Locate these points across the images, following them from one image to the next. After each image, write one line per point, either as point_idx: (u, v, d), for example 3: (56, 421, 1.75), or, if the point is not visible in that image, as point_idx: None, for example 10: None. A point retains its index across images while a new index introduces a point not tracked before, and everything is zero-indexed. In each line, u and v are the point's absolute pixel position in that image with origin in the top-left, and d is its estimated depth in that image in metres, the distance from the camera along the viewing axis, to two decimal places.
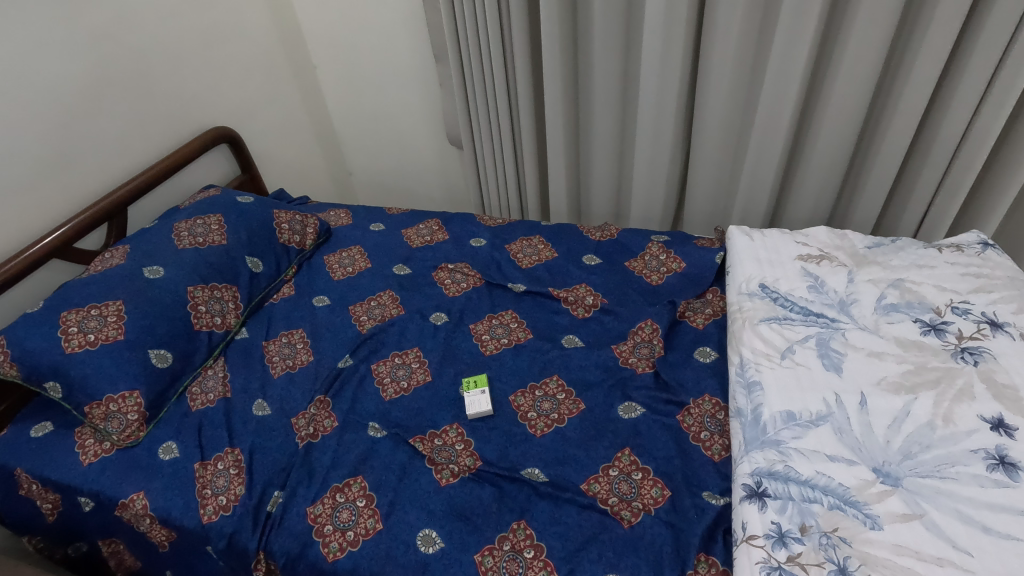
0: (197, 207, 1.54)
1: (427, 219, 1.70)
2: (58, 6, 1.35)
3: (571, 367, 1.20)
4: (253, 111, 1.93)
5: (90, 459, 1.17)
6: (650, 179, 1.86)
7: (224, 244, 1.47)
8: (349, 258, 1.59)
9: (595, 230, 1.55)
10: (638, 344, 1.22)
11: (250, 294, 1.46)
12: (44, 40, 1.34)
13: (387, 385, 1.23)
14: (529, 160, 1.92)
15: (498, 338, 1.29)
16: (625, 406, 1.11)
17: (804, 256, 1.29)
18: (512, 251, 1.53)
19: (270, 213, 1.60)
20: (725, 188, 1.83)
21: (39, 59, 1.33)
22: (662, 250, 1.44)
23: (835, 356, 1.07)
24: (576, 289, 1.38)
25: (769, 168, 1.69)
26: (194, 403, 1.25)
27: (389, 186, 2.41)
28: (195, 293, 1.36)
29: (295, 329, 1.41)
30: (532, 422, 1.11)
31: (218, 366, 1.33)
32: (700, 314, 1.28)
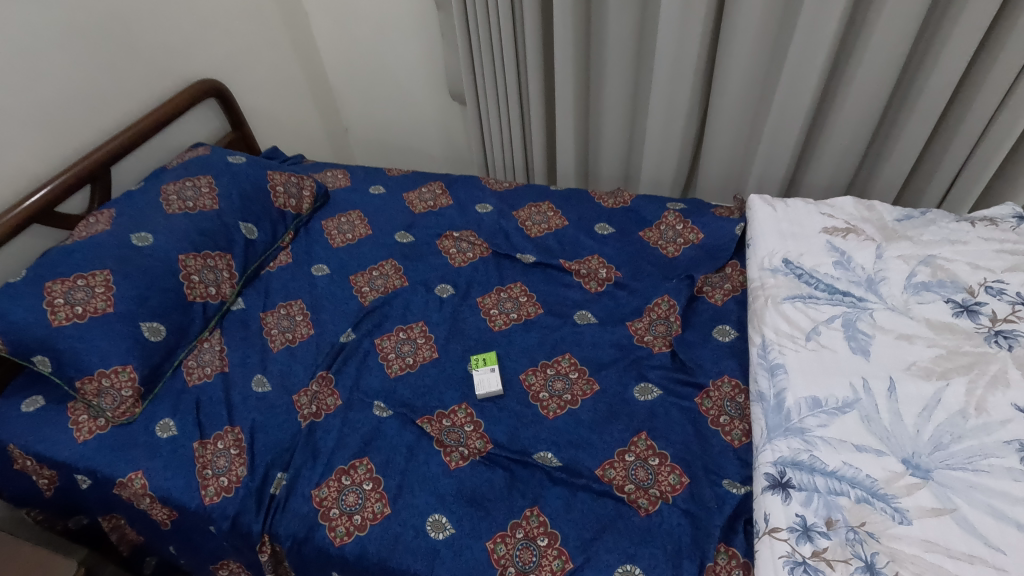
0: (187, 168, 1.45)
1: (429, 182, 1.61)
2: None
3: (584, 345, 1.15)
4: (242, 63, 1.80)
5: (84, 436, 1.13)
6: (664, 141, 1.76)
7: (216, 209, 1.39)
8: (349, 224, 1.52)
9: (608, 196, 1.47)
10: (655, 321, 1.17)
11: (245, 262, 1.39)
12: None
13: (392, 361, 1.18)
14: (537, 118, 1.82)
15: (507, 313, 1.23)
16: (641, 387, 1.07)
17: (830, 229, 1.23)
18: (520, 218, 1.46)
19: (265, 175, 1.51)
20: (742, 151, 1.75)
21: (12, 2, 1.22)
22: (678, 220, 1.37)
23: (862, 338, 1.02)
24: (589, 262, 1.31)
25: (792, 131, 1.59)
26: (190, 378, 1.21)
27: (386, 143, 2.30)
28: (187, 262, 1.29)
29: (294, 300, 1.35)
30: (544, 404, 1.07)
31: (214, 338, 1.28)
32: (719, 289, 1.21)
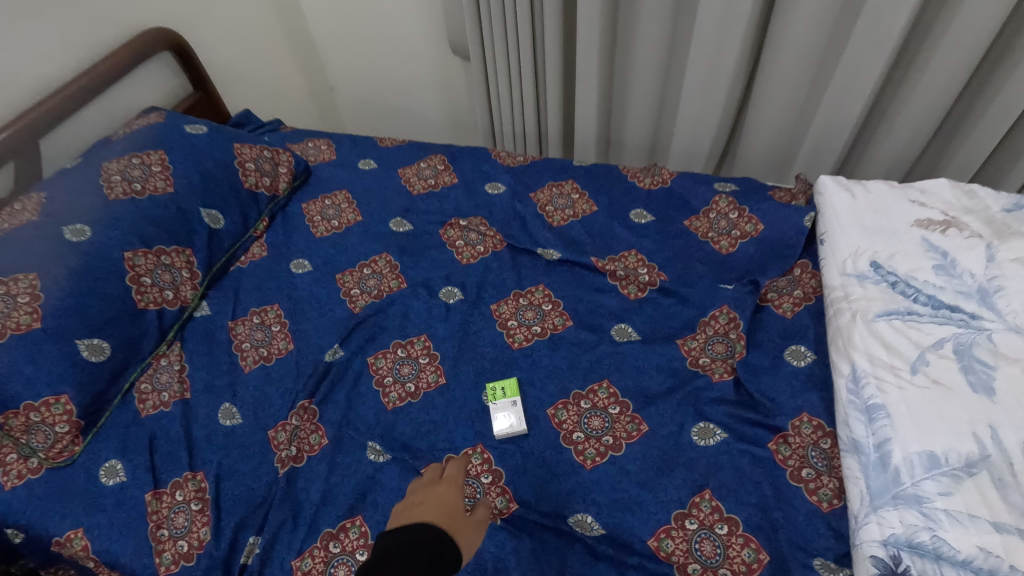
0: (134, 139, 1.18)
1: (429, 155, 1.36)
2: None
3: (625, 369, 0.93)
4: (203, 9, 1.51)
5: (14, 483, 0.88)
6: (702, 108, 1.50)
7: (170, 191, 1.13)
8: (334, 208, 1.28)
9: (644, 175, 1.23)
10: (711, 339, 0.95)
11: (209, 258, 1.15)
12: None
13: (389, 388, 0.97)
14: (553, 78, 1.55)
15: (528, 325, 1.01)
16: (700, 429, 0.86)
17: (924, 222, 0.99)
18: (539, 201, 1.22)
19: (230, 147, 1.24)
20: (795, 119, 1.49)
21: None
22: (733, 207, 1.13)
23: (983, 372, 0.80)
24: (625, 259, 1.09)
25: (859, 96, 1.33)
26: (143, 407, 0.99)
27: (377, 104, 2.01)
28: (135, 261, 1.05)
29: (270, 304, 1.12)
30: (579, 448, 0.86)
31: (173, 354, 1.06)
32: (788, 298, 0.99)
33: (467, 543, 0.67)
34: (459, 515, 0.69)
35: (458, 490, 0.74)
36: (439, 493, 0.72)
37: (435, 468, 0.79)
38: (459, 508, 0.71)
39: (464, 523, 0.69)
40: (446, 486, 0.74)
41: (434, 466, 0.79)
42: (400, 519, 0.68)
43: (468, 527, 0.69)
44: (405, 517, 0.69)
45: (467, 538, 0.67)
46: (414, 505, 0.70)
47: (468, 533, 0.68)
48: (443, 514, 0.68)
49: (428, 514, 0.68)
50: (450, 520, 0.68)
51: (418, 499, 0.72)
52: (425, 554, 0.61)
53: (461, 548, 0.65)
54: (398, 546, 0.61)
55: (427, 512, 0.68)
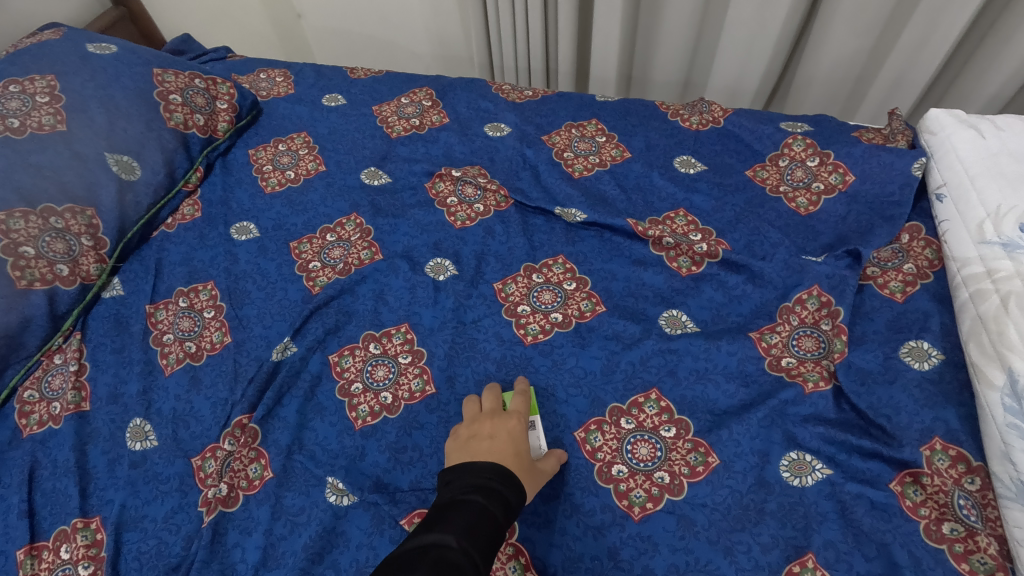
0: (15, 60, 0.89)
1: (413, 89, 1.07)
2: None
3: (681, 374, 0.68)
4: None
5: None
6: (753, 34, 1.20)
7: (65, 131, 0.84)
8: (290, 155, 0.99)
9: (689, 112, 0.96)
10: (797, 332, 0.70)
11: (122, 221, 0.87)
12: None
13: (358, 399, 0.72)
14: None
15: (545, 312, 0.76)
16: (790, 461, 0.61)
17: None
18: (555, 146, 0.94)
19: (147, 75, 0.94)
20: (871, 44, 1.19)
21: None
22: (813, 153, 0.86)
23: None
24: (670, 222, 0.83)
25: (962, 12, 1.03)
26: (24, 425, 0.73)
27: (353, 33, 1.68)
28: (11, 224, 0.76)
29: (203, 283, 0.85)
30: (621, 490, 0.62)
31: (69, 349, 0.79)
32: (898, 276, 0.74)
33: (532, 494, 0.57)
34: (528, 460, 0.58)
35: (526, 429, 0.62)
36: (509, 429, 0.61)
37: (494, 395, 0.67)
38: (528, 451, 0.60)
39: (534, 471, 0.58)
40: (513, 421, 0.62)
41: (491, 393, 0.67)
42: (465, 455, 0.58)
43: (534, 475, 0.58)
44: (467, 453, 0.58)
45: (533, 487, 0.57)
46: (478, 440, 0.60)
47: (535, 481, 0.58)
48: (511, 458, 0.57)
49: (494, 455, 0.57)
50: (518, 466, 0.57)
51: (484, 432, 0.61)
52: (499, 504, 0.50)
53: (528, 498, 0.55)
54: (467, 493, 0.50)
55: (494, 452, 0.57)
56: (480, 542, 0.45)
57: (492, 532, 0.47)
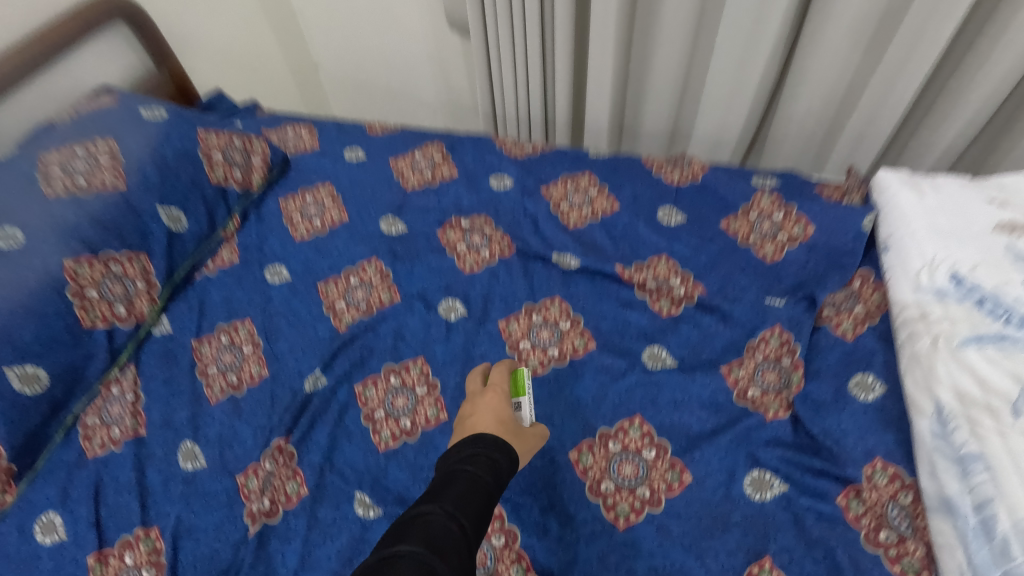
0: (78, 125, 1.01)
1: (425, 144, 1.20)
2: None
3: (661, 404, 0.79)
4: None
5: None
6: (731, 91, 1.34)
7: (123, 189, 0.96)
8: (316, 205, 1.11)
9: (670, 167, 1.08)
10: (760, 366, 0.81)
11: (169, 265, 0.99)
12: None
13: (380, 424, 0.83)
14: (563, 56, 1.38)
15: (543, 349, 0.87)
16: (753, 479, 0.72)
17: (1008, 226, 0.84)
18: (552, 198, 1.06)
19: (194, 134, 1.06)
20: (838, 99, 1.32)
21: None
22: (778, 207, 0.98)
23: None
24: (654, 267, 0.95)
25: (916, 73, 1.17)
26: (88, 447, 0.83)
27: (366, 83, 1.83)
28: (78, 271, 0.89)
29: (241, 321, 0.96)
30: (609, 503, 0.72)
31: (126, 381, 0.90)
32: (849, 316, 0.85)
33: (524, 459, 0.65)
34: (512, 425, 0.67)
35: (507, 401, 0.70)
36: (488, 402, 0.69)
37: (477, 378, 0.77)
38: (511, 417, 0.68)
39: (519, 432, 0.67)
40: (492, 397, 0.70)
41: (476, 377, 0.77)
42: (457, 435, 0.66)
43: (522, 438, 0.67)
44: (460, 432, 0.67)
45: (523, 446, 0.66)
46: (465, 419, 0.68)
47: (523, 440, 0.67)
48: (496, 426, 0.65)
49: (479, 426, 0.65)
50: (504, 432, 0.65)
51: (468, 413, 0.69)
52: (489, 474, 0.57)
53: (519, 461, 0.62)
54: (458, 464, 0.57)
55: (478, 425, 0.65)
56: (467, 507, 0.52)
57: (481, 498, 0.54)
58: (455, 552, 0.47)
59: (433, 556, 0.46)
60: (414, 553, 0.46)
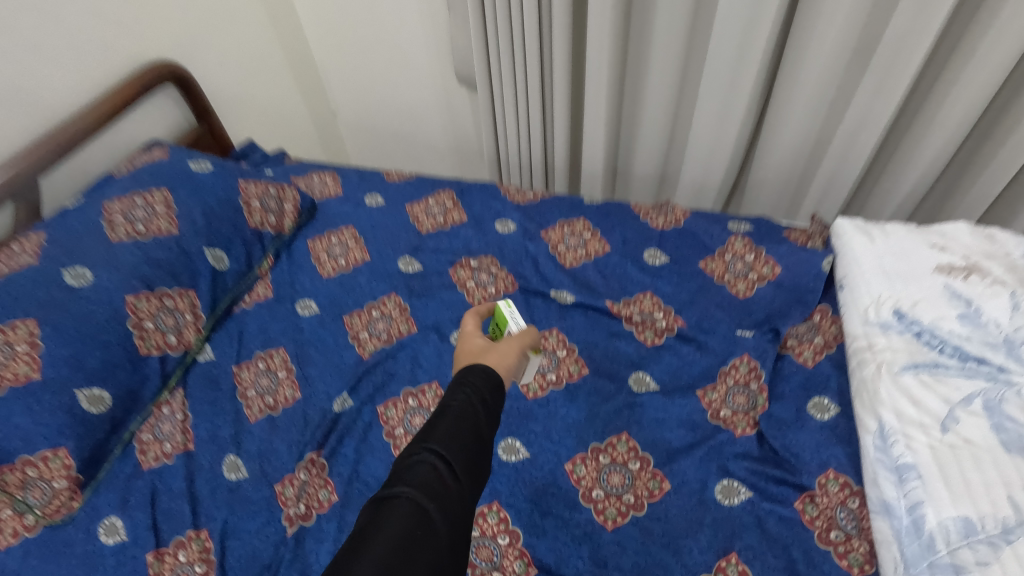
0: (136, 177, 1.16)
1: (438, 191, 1.34)
2: None
3: (645, 422, 0.91)
4: (207, 40, 1.49)
5: (8, 540, 0.84)
6: (712, 142, 1.49)
7: (175, 233, 1.10)
8: (341, 246, 1.25)
9: (655, 213, 1.22)
10: (732, 390, 0.93)
11: (212, 300, 1.12)
12: None
13: (400, 440, 0.95)
14: (561, 111, 1.54)
15: (543, 375, 0.99)
16: (723, 486, 0.84)
17: (946, 268, 0.97)
18: (551, 240, 1.20)
19: (235, 184, 1.21)
20: (809, 149, 1.47)
21: None
22: (749, 249, 1.12)
23: (1014, 431, 0.78)
24: (640, 302, 1.08)
25: (874, 129, 1.33)
26: (143, 460, 0.95)
27: (381, 130, 1.99)
28: (138, 305, 1.02)
29: (275, 349, 1.09)
30: (599, 508, 0.83)
31: (175, 402, 1.02)
32: (809, 346, 0.97)
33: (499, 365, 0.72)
34: (476, 344, 0.76)
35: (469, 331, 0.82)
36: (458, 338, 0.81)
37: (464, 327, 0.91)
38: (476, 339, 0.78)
39: (485, 346, 0.75)
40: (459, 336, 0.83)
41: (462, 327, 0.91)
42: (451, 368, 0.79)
43: (500, 351, 0.74)
44: None
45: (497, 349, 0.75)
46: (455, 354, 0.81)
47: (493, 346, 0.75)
48: (464, 353, 0.75)
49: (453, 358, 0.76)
50: (465, 355, 0.74)
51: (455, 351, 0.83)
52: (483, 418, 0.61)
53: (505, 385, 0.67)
54: (448, 399, 0.61)
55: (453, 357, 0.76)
56: (456, 446, 0.56)
57: (468, 430, 0.58)
58: (447, 494, 0.53)
59: (426, 499, 0.51)
60: (409, 495, 0.51)
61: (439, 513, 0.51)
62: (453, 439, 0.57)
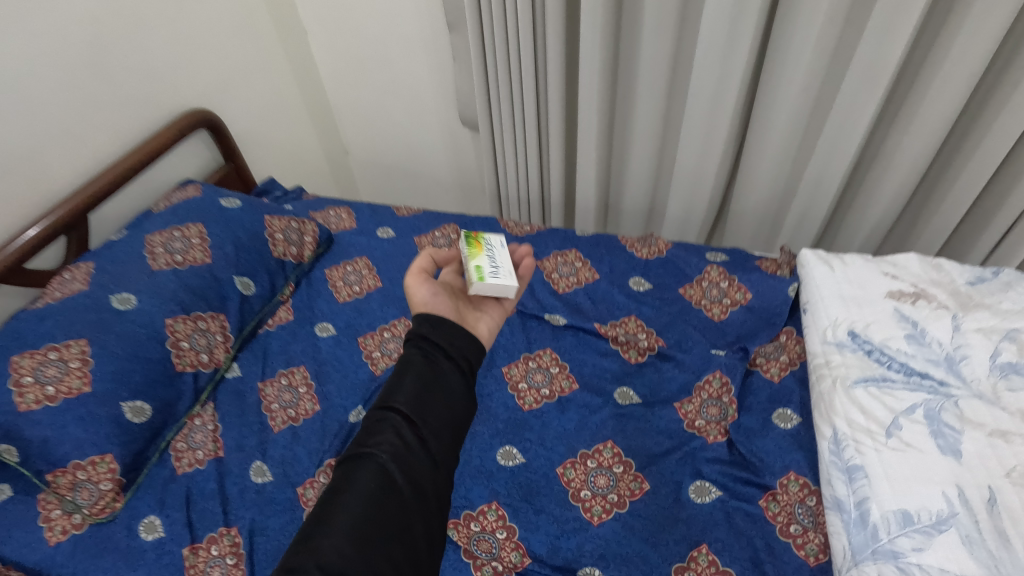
0: (173, 213, 1.29)
1: (443, 224, 1.48)
2: None
3: (628, 431, 1.02)
4: (235, 88, 1.65)
5: (57, 537, 0.96)
6: (694, 179, 1.63)
7: (208, 262, 1.23)
8: (355, 274, 1.38)
9: (640, 244, 1.35)
10: (706, 402, 1.05)
11: (240, 322, 1.24)
12: None
13: None
14: (556, 151, 1.69)
15: (538, 389, 1.10)
16: (696, 487, 0.94)
17: (896, 293, 1.10)
18: (546, 269, 1.33)
19: (261, 219, 1.35)
20: (783, 186, 1.61)
21: None
22: (723, 276, 1.24)
23: (950, 436, 0.89)
24: (625, 324, 1.20)
25: (838, 168, 1.47)
26: (179, 465, 1.06)
27: (390, 166, 2.14)
28: (175, 326, 1.14)
29: (296, 367, 1.21)
30: (587, 505, 0.94)
31: (206, 415, 1.13)
32: (775, 363, 1.09)
33: (415, 309, 0.87)
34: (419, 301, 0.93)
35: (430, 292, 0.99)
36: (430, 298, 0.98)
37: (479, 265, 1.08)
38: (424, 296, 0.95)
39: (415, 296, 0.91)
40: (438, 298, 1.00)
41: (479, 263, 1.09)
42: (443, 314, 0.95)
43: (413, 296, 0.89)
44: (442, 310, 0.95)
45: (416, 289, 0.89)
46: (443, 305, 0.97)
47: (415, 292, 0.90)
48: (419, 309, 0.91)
49: None
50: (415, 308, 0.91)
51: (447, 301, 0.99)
52: (427, 370, 0.73)
53: (449, 329, 0.79)
54: (408, 360, 0.74)
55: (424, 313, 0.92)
56: (417, 409, 0.69)
57: (423, 387, 0.71)
58: (410, 454, 0.66)
59: (393, 462, 0.64)
60: (378, 457, 0.64)
61: (402, 472, 0.64)
62: (408, 402, 0.69)
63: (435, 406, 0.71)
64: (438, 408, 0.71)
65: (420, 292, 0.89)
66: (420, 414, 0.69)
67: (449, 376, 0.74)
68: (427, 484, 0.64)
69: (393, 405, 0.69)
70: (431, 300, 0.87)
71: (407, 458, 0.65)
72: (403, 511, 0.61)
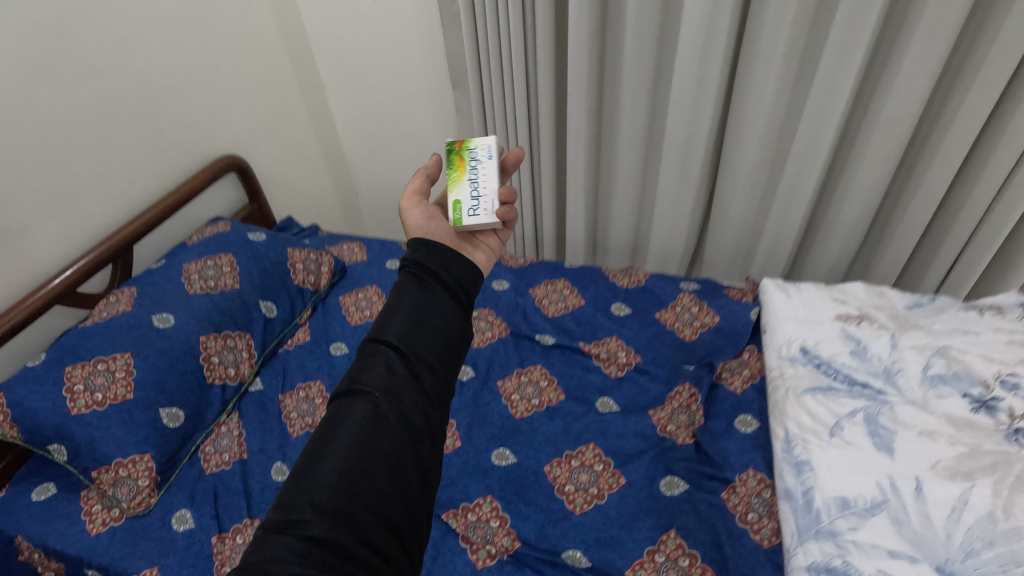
0: (206, 244, 1.45)
1: None
2: (76, 49, 1.29)
3: (608, 435, 1.16)
4: (261, 136, 1.85)
5: (98, 528, 1.08)
6: (672, 219, 1.81)
7: (237, 287, 1.39)
8: (366, 300, 1.53)
9: (621, 274, 1.51)
10: (676, 410, 1.19)
11: (263, 341, 1.39)
12: (59, 78, 1.27)
13: None
14: (548, 193, 1.87)
15: (529, 399, 1.24)
16: (667, 481, 1.08)
17: (843, 316, 1.25)
18: (537, 295, 1.48)
19: (284, 251, 1.52)
20: (751, 224, 1.80)
21: (55, 98, 1.27)
22: (694, 302, 1.40)
23: (885, 435, 1.02)
24: (607, 344, 1.34)
25: (798, 208, 1.65)
26: (208, 466, 1.19)
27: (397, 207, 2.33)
28: (207, 343, 1.29)
29: (313, 381, 1.35)
30: (570, 498, 1.06)
31: (232, 422, 1.27)
32: (738, 376, 1.23)
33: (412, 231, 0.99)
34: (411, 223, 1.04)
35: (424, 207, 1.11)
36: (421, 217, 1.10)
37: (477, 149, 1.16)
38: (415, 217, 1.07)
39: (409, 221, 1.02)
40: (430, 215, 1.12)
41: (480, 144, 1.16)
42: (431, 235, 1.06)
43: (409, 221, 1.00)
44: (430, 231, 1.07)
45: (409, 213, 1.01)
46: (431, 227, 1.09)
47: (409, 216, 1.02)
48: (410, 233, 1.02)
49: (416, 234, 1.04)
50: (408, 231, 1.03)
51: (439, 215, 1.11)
52: (417, 303, 0.75)
53: (438, 259, 0.82)
54: (398, 297, 0.77)
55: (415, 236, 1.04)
56: (407, 341, 0.71)
57: (413, 318, 0.74)
58: (401, 387, 0.67)
59: (383, 397, 0.65)
60: (370, 394, 0.65)
61: (394, 405, 0.65)
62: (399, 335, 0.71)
63: (426, 337, 0.72)
64: (429, 338, 0.72)
65: (413, 215, 1.00)
66: (410, 347, 0.71)
67: (440, 304, 0.76)
68: (416, 416, 0.66)
69: (384, 339, 0.71)
70: (425, 223, 0.99)
71: (396, 390, 0.66)
72: (395, 445, 0.62)
